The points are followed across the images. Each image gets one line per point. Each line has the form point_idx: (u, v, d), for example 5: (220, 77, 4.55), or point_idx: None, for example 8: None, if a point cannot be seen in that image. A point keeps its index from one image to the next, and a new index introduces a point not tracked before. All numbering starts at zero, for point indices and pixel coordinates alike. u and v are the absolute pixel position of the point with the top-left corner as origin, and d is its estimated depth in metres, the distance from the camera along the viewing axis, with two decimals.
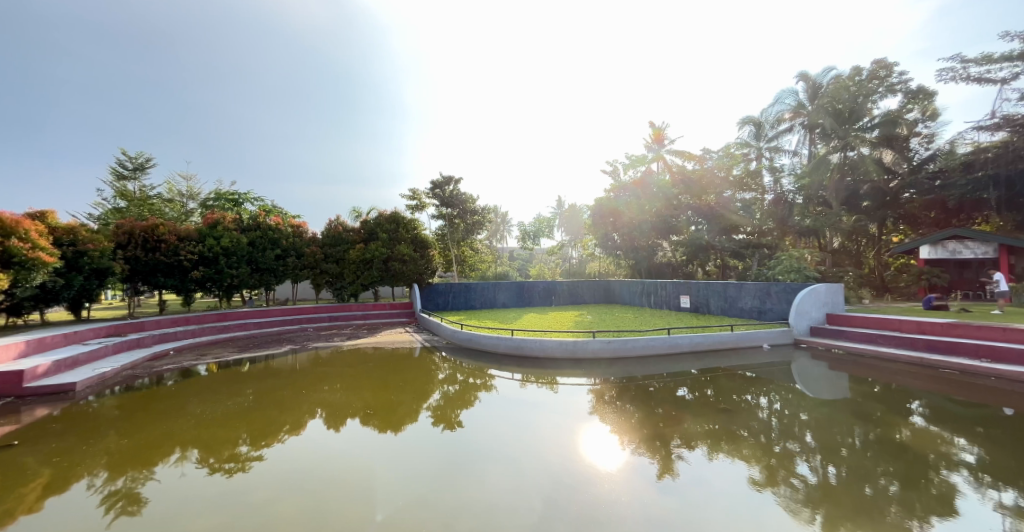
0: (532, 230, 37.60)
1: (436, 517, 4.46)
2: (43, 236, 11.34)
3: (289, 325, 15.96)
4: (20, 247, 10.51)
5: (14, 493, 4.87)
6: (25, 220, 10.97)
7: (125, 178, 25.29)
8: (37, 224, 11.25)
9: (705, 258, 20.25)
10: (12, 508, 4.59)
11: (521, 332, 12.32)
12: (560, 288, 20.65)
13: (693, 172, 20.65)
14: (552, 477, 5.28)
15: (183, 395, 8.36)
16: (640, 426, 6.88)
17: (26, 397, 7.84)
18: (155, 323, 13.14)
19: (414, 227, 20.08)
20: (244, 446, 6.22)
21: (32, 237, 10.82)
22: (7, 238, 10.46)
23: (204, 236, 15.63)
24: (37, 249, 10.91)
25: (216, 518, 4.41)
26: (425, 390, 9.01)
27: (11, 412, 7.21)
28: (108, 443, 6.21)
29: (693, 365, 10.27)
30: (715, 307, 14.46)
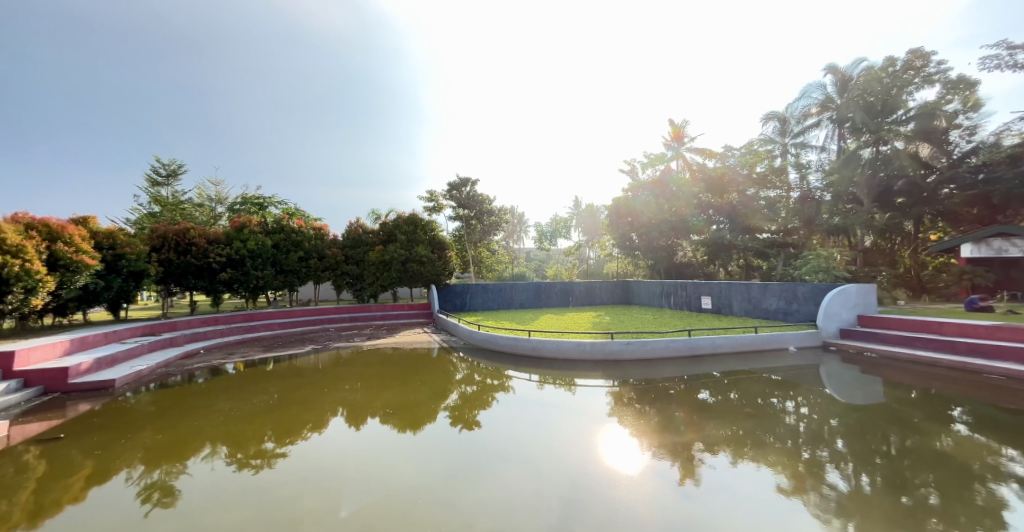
0: (550, 230, 37.41)
1: (455, 516, 4.46)
2: (85, 240, 11.90)
3: (312, 326, 16.32)
4: (66, 251, 11.07)
5: (60, 484, 5.11)
6: (69, 225, 11.55)
7: (159, 184, 26.32)
8: (80, 229, 11.81)
9: (727, 258, 19.84)
10: (59, 497, 4.82)
11: (538, 333, 12.24)
12: (577, 288, 20.52)
13: (714, 169, 20.18)
14: (572, 479, 5.22)
15: (211, 392, 8.62)
16: (661, 430, 6.75)
17: (70, 392, 8.24)
18: (186, 322, 13.58)
19: (431, 229, 20.27)
20: (269, 442, 6.36)
21: (77, 241, 11.40)
22: (53, 242, 11.03)
23: (231, 239, 16.12)
24: (80, 253, 11.46)
25: (245, 511, 4.52)
26: (443, 390, 9.05)
27: (57, 407, 7.57)
28: (143, 437, 6.45)
29: (716, 367, 10.03)
30: (738, 308, 14.09)
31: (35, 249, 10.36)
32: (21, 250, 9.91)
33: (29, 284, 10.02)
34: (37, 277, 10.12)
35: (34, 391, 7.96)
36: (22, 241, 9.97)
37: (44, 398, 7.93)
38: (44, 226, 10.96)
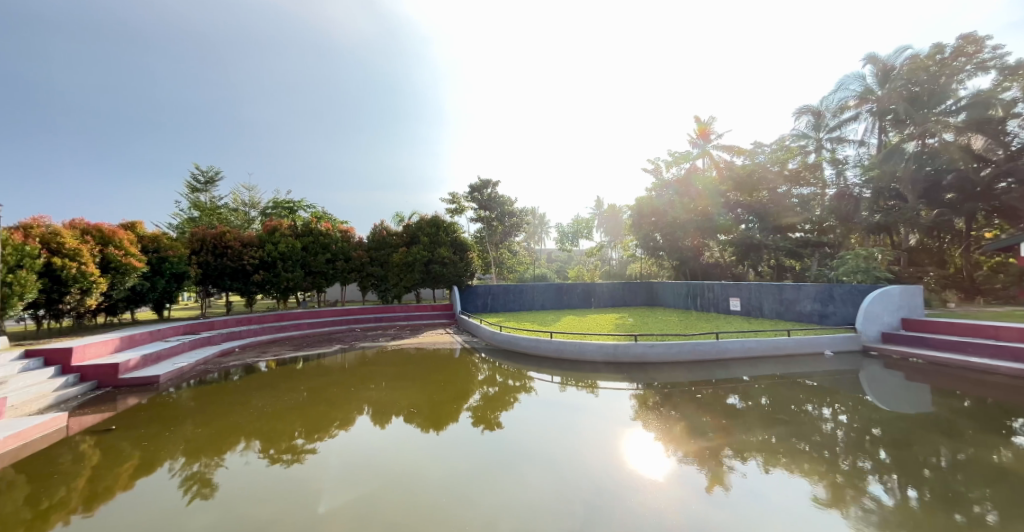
0: (571, 231, 36.61)
1: (479, 516, 4.44)
2: (134, 244, 12.55)
3: (338, 326, 16.69)
4: (116, 254, 11.69)
5: (112, 473, 5.38)
6: (119, 230, 12.19)
7: (198, 190, 27.53)
8: (128, 234, 12.46)
9: (757, 258, 19.21)
10: (111, 485, 5.08)
11: (560, 334, 12.16)
12: (600, 289, 20.30)
13: (742, 166, 19.54)
14: (597, 483, 5.11)
15: (245, 389, 8.91)
16: (689, 435, 6.56)
17: (119, 387, 8.71)
18: (223, 322, 14.12)
19: (454, 231, 20.45)
20: (299, 438, 6.52)
21: (126, 245, 12.03)
22: (105, 246, 11.66)
23: (264, 242, 16.68)
24: (128, 255, 12.08)
25: (278, 504, 4.63)
26: (466, 391, 9.10)
27: (108, 400, 8.00)
28: (185, 430, 6.72)
29: (747, 371, 9.69)
30: (769, 310, 13.58)
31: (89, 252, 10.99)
32: (77, 254, 10.54)
33: (84, 286, 10.65)
34: (91, 279, 10.74)
35: (88, 385, 8.44)
36: (78, 245, 10.62)
37: (97, 392, 8.40)
38: (98, 232, 11.64)
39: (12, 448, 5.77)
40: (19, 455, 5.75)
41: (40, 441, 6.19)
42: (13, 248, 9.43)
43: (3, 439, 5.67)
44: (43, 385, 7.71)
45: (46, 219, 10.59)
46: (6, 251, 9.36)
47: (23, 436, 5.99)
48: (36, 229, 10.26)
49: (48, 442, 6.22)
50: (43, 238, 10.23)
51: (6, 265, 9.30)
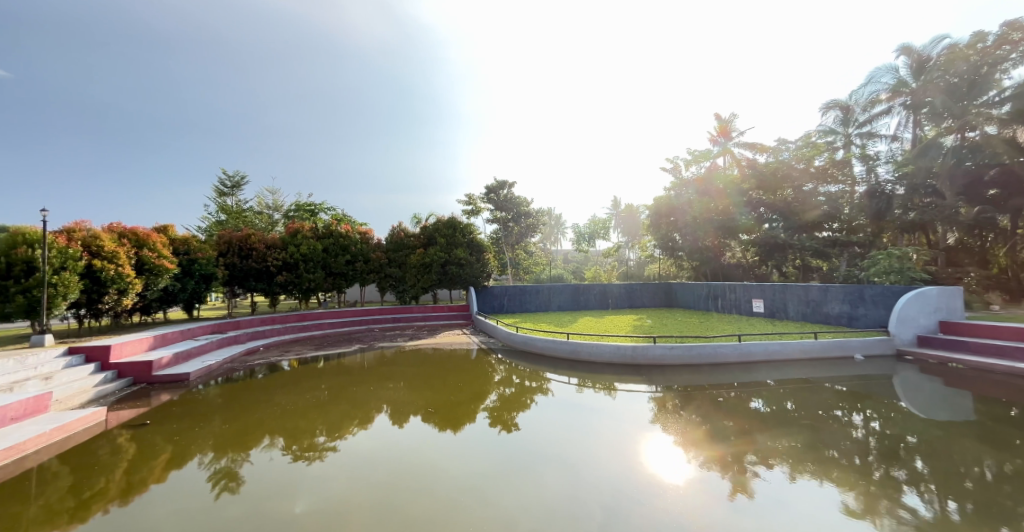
0: (588, 231, 36.12)
1: (497, 516, 4.41)
2: (166, 246, 13.00)
3: (357, 326, 16.93)
4: (150, 256, 12.13)
5: (146, 465, 5.56)
6: (153, 233, 12.65)
7: (224, 194, 28.35)
8: (161, 237, 12.92)
9: (781, 258, 18.70)
10: (145, 477, 5.25)
11: (577, 336, 12.02)
12: (617, 290, 20.07)
13: (766, 164, 19.00)
14: (615, 487, 5.02)
15: (269, 387, 9.11)
16: (711, 439, 6.40)
17: (153, 383, 9.03)
18: (248, 321, 14.50)
19: (470, 232, 20.54)
20: (320, 436, 6.61)
21: (159, 247, 12.47)
22: (140, 248, 12.12)
23: (287, 243, 17.06)
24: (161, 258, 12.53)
25: (300, 500, 4.70)
26: (482, 391, 9.10)
27: (143, 396, 8.29)
28: (213, 426, 6.90)
29: (771, 375, 9.39)
30: (794, 312, 13.14)
31: (125, 255, 11.43)
32: (115, 256, 11.00)
33: (121, 286, 11.09)
34: (127, 280, 11.18)
35: (125, 382, 8.78)
36: (116, 248, 11.08)
37: (133, 388, 8.72)
38: (133, 235, 12.10)
39: (56, 440, 6.10)
40: (62, 446, 6.03)
41: (82, 433, 6.50)
42: (57, 250, 9.90)
43: (47, 432, 6.01)
44: (84, 381, 8.06)
45: (87, 223, 11.09)
46: (51, 253, 9.83)
47: (66, 428, 6.33)
48: (79, 232, 10.75)
49: (88, 434, 6.50)
50: (85, 241, 10.69)
51: (51, 267, 9.76)
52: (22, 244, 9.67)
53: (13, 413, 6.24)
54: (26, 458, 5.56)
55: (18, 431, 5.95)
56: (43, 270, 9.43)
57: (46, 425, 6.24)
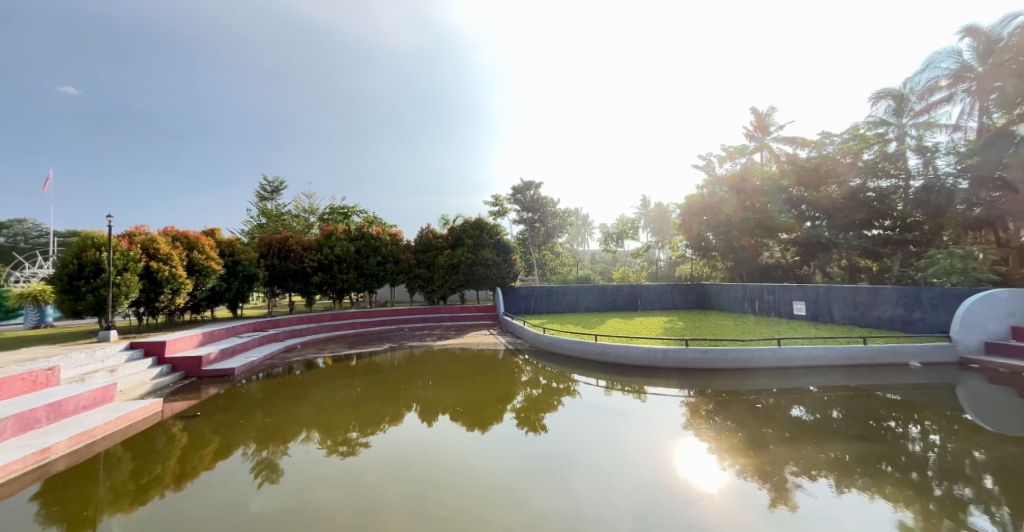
0: (616, 231, 35.49)
1: (523, 517, 4.35)
2: (213, 249, 13.70)
3: (387, 326, 17.26)
4: (199, 258, 12.82)
5: (196, 454, 5.83)
6: (202, 237, 13.36)
7: (265, 199, 29.61)
8: (209, 240, 13.63)
9: (825, 259, 17.67)
10: (195, 465, 5.50)
11: (606, 337, 11.75)
12: (647, 292, 19.60)
13: (808, 158, 18.08)
14: (649, 494, 4.83)
15: (306, 384, 9.39)
16: (754, 446, 6.09)
17: (201, 377, 9.50)
18: (287, 319, 15.06)
19: (497, 232, 20.63)
20: (354, 432, 6.75)
21: (207, 250, 13.16)
22: (191, 251, 12.83)
23: (322, 245, 17.62)
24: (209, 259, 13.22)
25: (335, 492, 4.81)
26: (510, 391, 9.05)
27: (194, 389, 8.75)
28: (255, 419, 7.16)
29: (815, 381, 8.88)
30: (840, 315, 12.39)
31: (178, 257, 12.12)
32: (170, 258, 11.70)
33: (175, 286, 11.76)
34: (180, 280, 11.86)
35: (177, 375, 9.26)
36: (170, 250, 11.79)
37: (184, 381, 9.21)
38: (184, 238, 12.83)
39: (119, 428, 6.49)
40: (125, 433, 6.40)
41: (141, 422, 6.88)
42: (120, 253, 10.65)
43: (112, 420, 6.40)
44: (142, 374, 8.56)
45: (145, 227, 11.85)
46: (115, 255, 10.59)
47: (128, 417, 6.72)
48: (139, 236, 11.51)
49: (147, 423, 6.87)
50: (144, 244, 11.44)
51: (115, 268, 10.48)
52: (91, 247, 10.45)
53: (83, 401, 6.69)
54: (94, 443, 5.94)
55: (87, 419, 6.37)
56: (108, 271, 10.13)
57: (111, 413, 6.65)
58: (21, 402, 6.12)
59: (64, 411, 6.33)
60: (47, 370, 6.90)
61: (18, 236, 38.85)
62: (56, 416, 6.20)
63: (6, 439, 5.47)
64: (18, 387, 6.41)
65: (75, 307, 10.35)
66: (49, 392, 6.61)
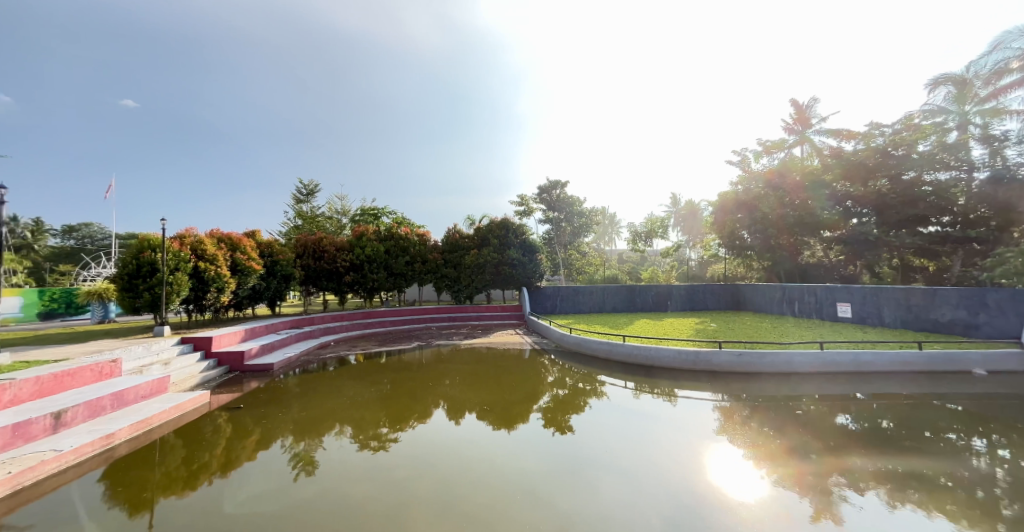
0: (644, 230, 34.71)
1: (550, 518, 4.25)
2: (254, 250, 14.29)
3: (415, 325, 17.48)
4: (242, 258, 13.40)
5: (239, 444, 6.05)
6: (244, 238, 13.96)
7: (300, 201, 30.69)
8: (251, 241, 14.23)
9: (874, 258, 16.54)
10: (239, 455, 5.70)
11: (635, 338, 11.47)
12: (678, 292, 19.04)
13: (854, 151, 16.99)
14: (685, 500, 4.63)
15: (339, 380, 9.61)
16: (801, 455, 5.76)
17: (243, 371, 9.91)
18: (321, 317, 15.51)
19: (523, 232, 20.62)
20: (384, 427, 6.84)
21: (249, 250, 13.74)
22: (234, 251, 13.43)
23: (353, 246, 18.07)
24: (250, 259, 13.79)
25: (368, 485, 4.87)
26: (536, 391, 8.94)
27: (237, 382, 9.14)
28: (293, 413, 7.38)
29: (862, 388, 8.35)
30: (890, 318, 11.58)
31: (223, 257, 12.71)
32: (216, 258, 12.28)
33: (220, 285, 12.33)
34: (225, 279, 12.42)
35: (222, 369, 9.71)
36: (216, 251, 12.38)
37: (229, 375, 9.63)
38: (229, 239, 13.45)
39: (173, 417, 6.84)
40: (179, 422, 6.74)
41: (192, 412, 7.23)
42: (173, 254, 11.28)
43: (167, 409, 6.75)
44: (192, 367, 9.01)
45: (193, 230, 12.49)
46: (168, 256, 11.21)
47: (180, 407, 7.08)
48: (188, 238, 12.13)
49: (197, 413, 7.20)
50: (193, 246, 12.08)
51: (168, 268, 11.09)
52: (147, 248, 11.12)
53: (142, 391, 7.09)
54: (151, 431, 6.28)
55: (145, 407, 6.74)
56: (162, 270, 10.74)
57: (166, 403, 7.01)
58: (89, 391, 6.55)
59: (125, 400, 6.73)
60: (111, 362, 7.37)
61: (86, 238, 42.04)
62: (119, 405, 6.60)
63: (77, 424, 5.86)
64: (86, 377, 6.88)
65: (134, 304, 11.03)
66: (112, 382, 7.05)
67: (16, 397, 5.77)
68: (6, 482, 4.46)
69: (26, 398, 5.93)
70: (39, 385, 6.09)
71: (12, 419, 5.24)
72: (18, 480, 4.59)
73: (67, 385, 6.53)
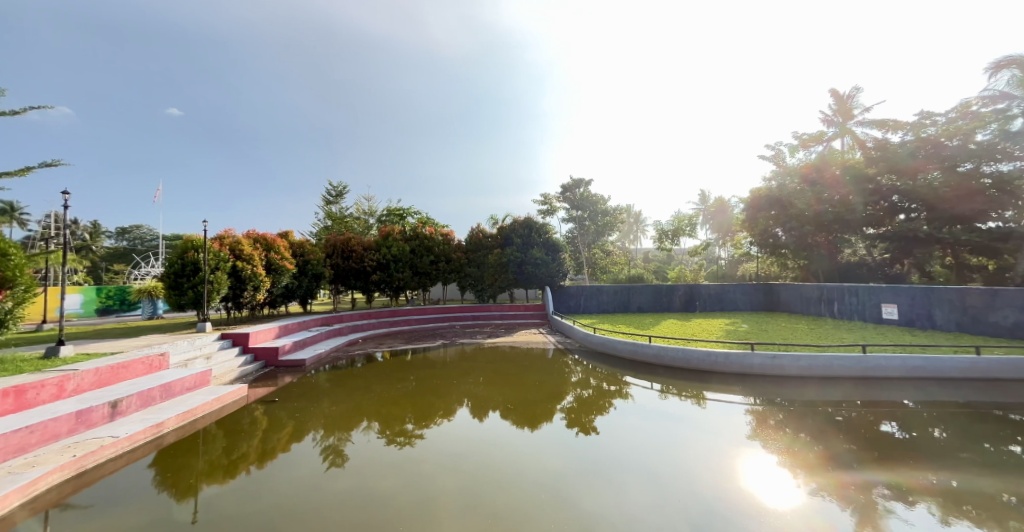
0: (670, 228, 33.86)
1: (573, 519, 4.14)
2: (287, 250, 14.75)
3: (440, 323, 17.62)
4: (276, 257, 13.82)
5: (273, 436, 6.21)
6: (278, 239, 14.41)
7: (330, 202, 31.51)
8: (284, 241, 14.69)
9: (923, 256, 15.54)
10: (274, 446, 5.85)
11: (663, 339, 11.16)
12: (707, 292, 18.45)
13: (901, 143, 16.01)
14: (721, 505, 4.43)
15: (367, 376, 9.74)
16: (849, 463, 5.42)
17: (276, 366, 10.20)
18: (349, 315, 15.84)
19: (546, 231, 20.54)
20: (410, 423, 6.87)
21: (283, 251, 14.17)
22: (269, 251, 13.88)
23: (380, 245, 18.39)
24: (284, 259, 14.21)
25: (395, 478, 4.90)
26: (559, 391, 8.81)
27: (272, 377, 9.43)
28: (323, 407, 7.53)
29: (911, 395, 7.80)
30: (942, 320, 10.82)
31: (258, 256, 13.15)
32: (252, 258, 12.72)
33: (256, 283, 12.76)
34: (260, 278, 12.85)
35: (258, 364, 10.03)
36: (252, 251, 12.83)
37: (264, 370, 9.93)
38: (264, 240, 13.91)
39: (215, 408, 7.10)
40: (220, 413, 6.99)
41: (232, 404, 7.48)
42: (214, 254, 11.76)
43: (209, 400, 7.01)
44: (231, 361, 9.34)
45: (232, 230, 12.97)
46: (210, 256, 11.70)
47: (221, 399, 7.33)
48: (228, 239, 12.62)
49: (236, 405, 7.45)
50: (232, 246, 12.55)
51: (209, 267, 11.57)
52: (189, 249, 11.64)
53: (188, 383, 7.40)
54: (196, 421, 6.53)
55: (190, 399, 7.02)
56: (204, 269, 11.22)
57: (208, 395, 7.29)
58: (141, 382, 6.88)
59: (173, 391, 7.04)
60: (160, 355, 7.72)
61: (137, 240, 44.75)
62: (167, 396, 6.90)
63: (131, 413, 6.16)
64: (138, 369, 7.23)
65: (178, 302, 11.56)
66: (162, 374, 7.38)
67: (79, 387, 6.13)
68: (71, 465, 4.73)
69: (87, 387, 6.29)
70: (99, 375, 6.44)
71: (74, 406, 5.56)
72: (82, 463, 4.87)
73: (121, 376, 6.88)
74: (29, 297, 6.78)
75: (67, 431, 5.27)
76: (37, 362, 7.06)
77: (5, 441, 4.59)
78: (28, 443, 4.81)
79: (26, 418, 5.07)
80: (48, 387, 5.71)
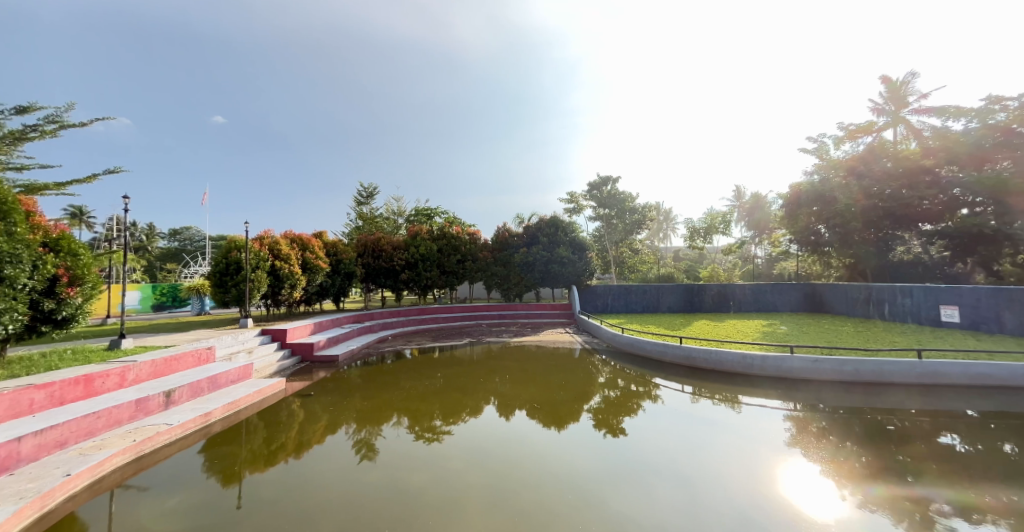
0: (702, 226, 32.70)
1: (605, 520, 3.99)
2: (321, 249, 15.13)
3: (467, 321, 17.70)
4: (311, 256, 14.21)
5: (308, 428, 6.32)
6: (313, 239, 14.80)
7: (361, 203, 32.24)
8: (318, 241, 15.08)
9: (986, 253, 14.29)
10: (310, 438, 5.96)
11: (694, 340, 10.74)
12: (742, 292, 17.68)
13: (963, 132, 14.77)
14: (771, 513, 4.16)
15: (397, 373, 9.84)
16: (912, 475, 4.98)
17: (310, 361, 10.47)
18: (379, 312, 16.12)
19: (572, 230, 20.32)
20: (438, 420, 6.86)
21: (317, 250, 14.55)
22: (304, 251, 14.29)
23: (409, 244, 18.63)
24: (318, 258, 14.59)
25: (426, 473, 4.88)
26: (586, 391, 8.60)
27: (307, 371, 9.69)
28: (356, 402, 7.63)
29: (976, 404, 7.14)
30: (1013, 323, 9.90)
31: (295, 256, 13.57)
32: (289, 257, 13.14)
33: (293, 282, 13.16)
34: (297, 277, 13.24)
35: (294, 359, 10.32)
36: (290, 251, 13.26)
37: (299, 364, 10.21)
38: (299, 239, 14.33)
39: (256, 400, 7.32)
40: (261, 405, 7.20)
41: (272, 397, 7.71)
42: (254, 253, 12.23)
43: (251, 393, 7.25)
44: (269, 356, 9.64)
45: (271, 231, 13.43)
46: (250, 255, 12.17)
47: (262, 392, 7.56)
48: (267, 239, 13.09)
49: (276, 398, 7.67)
50: (270, 246, 13.00)
51: (250, 266, 12.03)
52: (233, 248, 12.14)
53: (232, 376, 7.67)
54: (239, 412, 6.75)
55: (234, 391, 7.27)
56: (246, 268, 11.67)
57: (250, 388, 7.53)
58: (191, 374, 7.18)
59: (218, 383, 7.30)
60: (207, 348, 8.04)
61: (185, 240, 47.25)
62: (214, 387, 7.17)
63: (182, 402, 6.43)
64: (188, 362, 7.54)
65: (222, 299, 12.07)
66: (209, 367, 7.68)
67: (137, 377, 6.43)
68: (131, 448, 4.96)
69: (145, 378, 6.59)
70: (155, 366, 6.75)
71: (134, 395, 5.84)
72: (141, 447, 5.10)
73: (173, 368, 7.19)
74: (95, 294, 7.12)
75: (128, 417, 5.54)
76: (99, 353, 7.50)
77: (76, 425, 4.86)
78: (95, 427, 5.07)
79: (92, 404, 5.36)
80: (111, 376, 6.02)
